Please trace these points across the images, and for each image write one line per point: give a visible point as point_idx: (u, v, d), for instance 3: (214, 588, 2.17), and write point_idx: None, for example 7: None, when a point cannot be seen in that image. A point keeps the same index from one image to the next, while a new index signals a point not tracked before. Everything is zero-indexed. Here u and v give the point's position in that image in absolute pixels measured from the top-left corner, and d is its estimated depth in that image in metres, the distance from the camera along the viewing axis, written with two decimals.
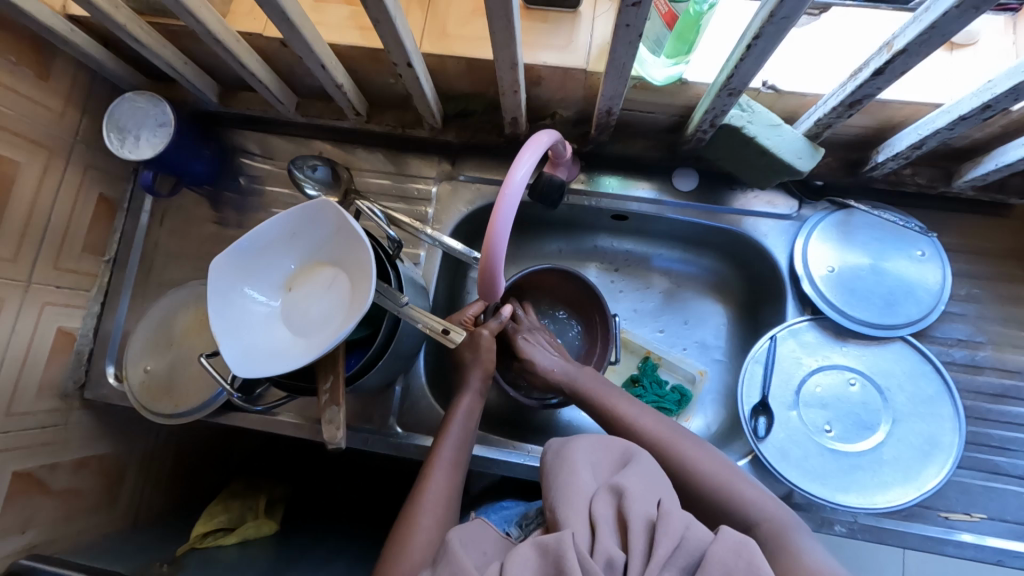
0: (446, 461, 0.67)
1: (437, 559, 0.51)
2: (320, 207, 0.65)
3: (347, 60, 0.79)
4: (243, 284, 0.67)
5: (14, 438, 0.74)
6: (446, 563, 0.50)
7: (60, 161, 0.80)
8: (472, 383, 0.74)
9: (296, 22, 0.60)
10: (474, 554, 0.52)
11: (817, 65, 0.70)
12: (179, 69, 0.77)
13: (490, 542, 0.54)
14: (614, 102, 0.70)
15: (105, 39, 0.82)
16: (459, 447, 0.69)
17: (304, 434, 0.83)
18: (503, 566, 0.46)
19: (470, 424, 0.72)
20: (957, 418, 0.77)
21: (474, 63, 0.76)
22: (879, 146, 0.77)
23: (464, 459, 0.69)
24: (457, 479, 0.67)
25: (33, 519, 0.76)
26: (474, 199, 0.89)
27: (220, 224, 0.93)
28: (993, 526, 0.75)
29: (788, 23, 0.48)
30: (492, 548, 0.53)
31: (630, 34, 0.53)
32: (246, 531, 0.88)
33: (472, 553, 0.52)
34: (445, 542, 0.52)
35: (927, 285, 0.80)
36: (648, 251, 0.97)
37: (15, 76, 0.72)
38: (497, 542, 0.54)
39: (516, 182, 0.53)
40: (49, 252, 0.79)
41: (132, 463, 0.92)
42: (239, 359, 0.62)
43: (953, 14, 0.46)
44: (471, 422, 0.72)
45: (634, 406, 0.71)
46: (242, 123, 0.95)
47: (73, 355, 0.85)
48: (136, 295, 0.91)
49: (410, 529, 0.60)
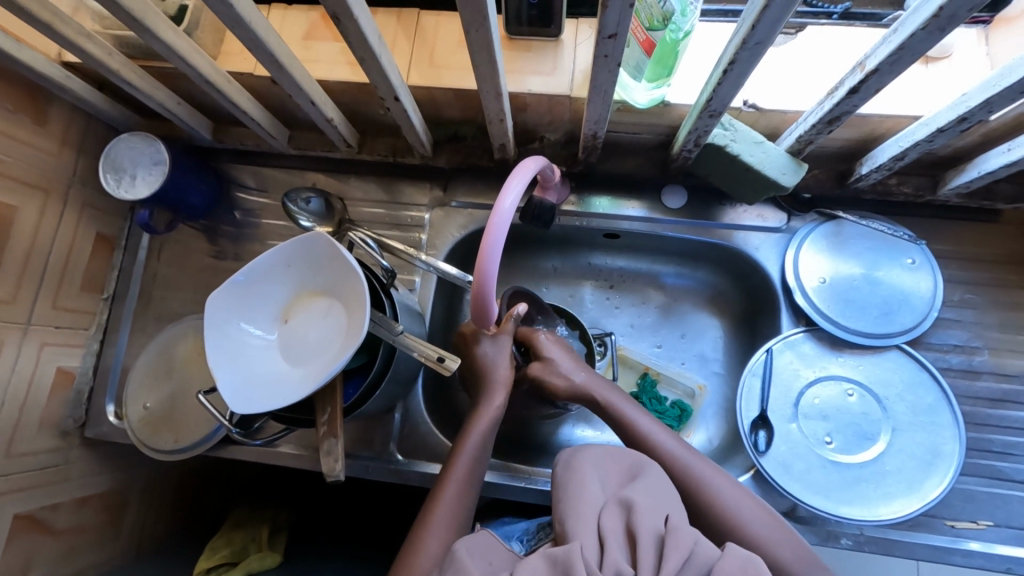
0: (457, 478, 0.66)
1: (443, 564, 0.52)
2: (313, 240, 0.66)
3: (337, 94, 0.81)
4: (240, 317, 0.68)
5: (15, 479, 0.75)
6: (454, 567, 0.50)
7: (57, 203, 0.81)
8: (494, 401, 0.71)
9: (284, 62, 0.61)
10: (479, 562, 0.51)
11: (797, 82, 0.71)
12: (172, 109, 0.79)
13: (498, 553, 0.53)
14: (600, 126, 0.71)
15: (99, 82, 0.83)
16: (473, 461, 0.68)
17: (305, 464, 0.83)
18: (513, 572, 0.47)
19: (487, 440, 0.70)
20: (957, 426, 0.76)
21: (461, 93, 0.77)
22: (863, 158, 0.78)
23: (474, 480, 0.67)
24: (467, 500, 0.66)
25: (35, 560, 0.76)
26: (466, 223, 0.90)
27: (216, 256, 0.94)
28: (1000, 533, 0.74)
29: (762, 48, 0.50)
30: (499, 559, 0.53)
31: (609, 63, 0.54)
32: (249, 563, 0.87)
33: (478, 563, 0.51)
34: (453, 552, 0.52)
35: (919, 292, 0.80)
36: (642, 267, 0.98)
37: (11, 123, 0.74)
38: (505, 553, 0.53)
39: (505, 209, 0.54)
40: (47, 293, 0.80)
41: (133, 499, 0.92)
42: (238, 393, 0.63)
43: (920, 36, 0.47)
44: (488, 427, 0.70)
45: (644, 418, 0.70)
46: (236, 158, 0.96)
47: (73, 394, 0.85)
48: (134, 330, 0.92)
49: (416, 553, 0.60)
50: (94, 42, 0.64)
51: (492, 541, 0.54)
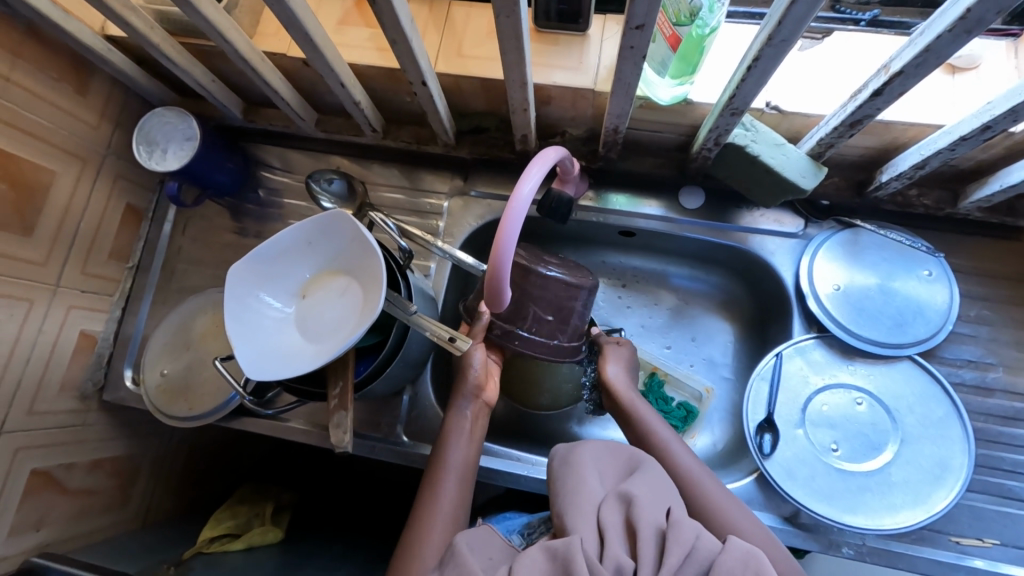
0: (451, 464, 0.67)
1: (443, 562, 0.52)
2: (335, 218, 0.67)
3: (366, 80, 0.83)
4: (260, 289, 0.70)
5: (35, 436, 0.77)
6: (454, 566, 0.50)
7: (92, 171, 0.84)
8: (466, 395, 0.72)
9: (318, 42, 0.63)
10: (480, 558, 0.52)
11: (820, 87, 0.72)
12: (207, 86, 0.81)
13: (498, 547, 0.54)
14: (621, 120, 0.72)
15: (140, 57, 0.86)
16: (462, 445, 0.69)
17: (313, 441, 0.84)
18: (511, 567, 0.47)
19: (474, 429, 0.71)
20: (967, 440, 0.75)
21: (487, 83, 0.79)
22: (884, 166, 0.78)
23: (469, 474, 0.68)
24: (461, 485, 0.66)
25: (47, 517, 0.78)
26: (484, 214, 0.91)
27: (239, 234, 0.96)
28: (1007, 553, 0.73)
29: (787, 45, 0.50)
30: (499, 554, 0.53)
31: (635, 55, 0.55)
32: (251, 537, 0.89)
33: (479, 558, 0.52)
34: (452, 546, 0.53)
35: (935, 304, 0.80)
36: (656, 268, 0.99)
37: (53, 90, 0.77)
38: (504, 547, 0.54)
39: (524, 196, 0.54)
40: (77, 258, 0.83)
41: (144, 466, 0.94)
42: (253, 361, 0.64)
43: (946, 38, 0.47)
44: (468, 423, 0.71)
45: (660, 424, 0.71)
46: (264, 139, 0.98)
47: (94, 358, 0.87)
48: (156, 301, 0.94)
49: (415, 553, 0.59)
50: (139, 16, 0.66)
51: (494, 536, 0.55)
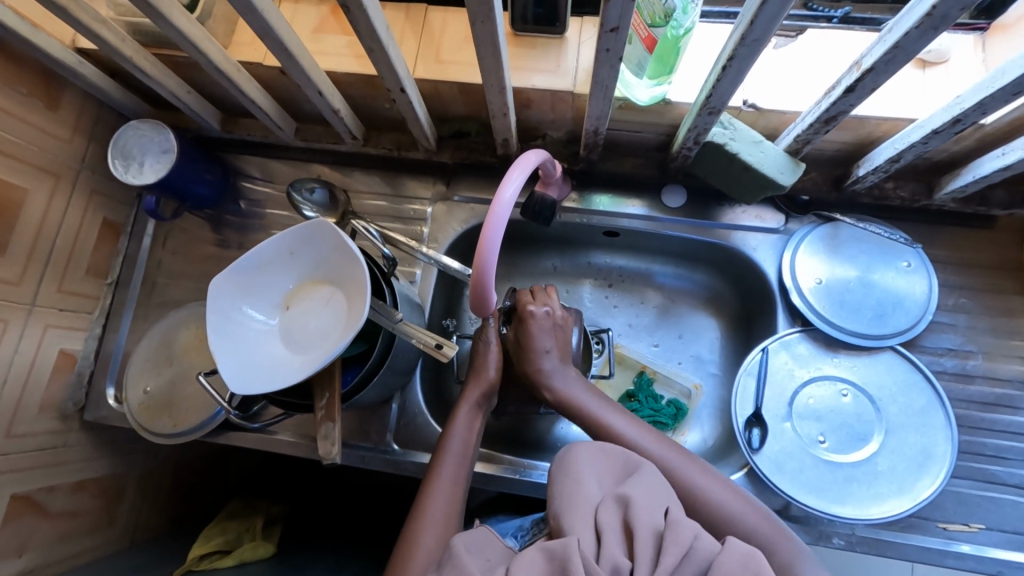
0: (454, 459, 0.68)
1: (442, 563, 0.51)
2: (317, 227, 0.67)
3: (345, 87, 0.82)
4: (243, 301, 0.69)
5: (14, 459, 0.75)
6: (451, 565, 0.49)
7: (66, 187, 0.83)
8: (467, 396, 0.73)
9: (293, 51, 0.63)
10: (477, 559, 0.51)
11: (795, 84, 0.73)
12: (182, 97, 0.80)
13: (497, 551, 0.53)
14: (602, 121, 0.72)
15: (112, 70, 0.85)
16: (465, 446, 0.69)
17: (301, 453, 0.82)
18: (510, 568, 0.46)
19: (474, 429, 0.71)
20: (949, 428, 0.77)
21: (466, 88, 0.78)
22: (860, 160, 0.79)
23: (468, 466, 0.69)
24: (462, 479, 0.67)
25: (30, 542, 0.77)
26: (468, 218, 0.91)
27: (220, 246, 0.95)
28: (992, 537, 0.74)
29: (759, 45, 0.51)
30: (497, 556, 0.52)
31: (611, 57, 0.56)
32: (242, 553, 0.87)
33: (475, 559, 0.51)
34: (450, 547, 0.52)
35: (914, 296, 0.81)
36: (640, 267, 1.00)
37: (23, 105, 0.75)
38: (501, 549, 0.53)
39: (505, 200, 0.54)
40: (53, 275, 0.82)
41: (130, 485, 0.92)
42: (238, 375, 0.63)
43: (914, 35, 0.48)
44: (478, 424, 0.72)
45: (620, 417, 0.69)
46: (243, 149, 0.97)
47: (74, 377, 0.86)
48: (137, 316, 0.93)
49: (409, 552, 0.59)
50: (108, 28, 0.65)
51: (493, 538, 0.53)
